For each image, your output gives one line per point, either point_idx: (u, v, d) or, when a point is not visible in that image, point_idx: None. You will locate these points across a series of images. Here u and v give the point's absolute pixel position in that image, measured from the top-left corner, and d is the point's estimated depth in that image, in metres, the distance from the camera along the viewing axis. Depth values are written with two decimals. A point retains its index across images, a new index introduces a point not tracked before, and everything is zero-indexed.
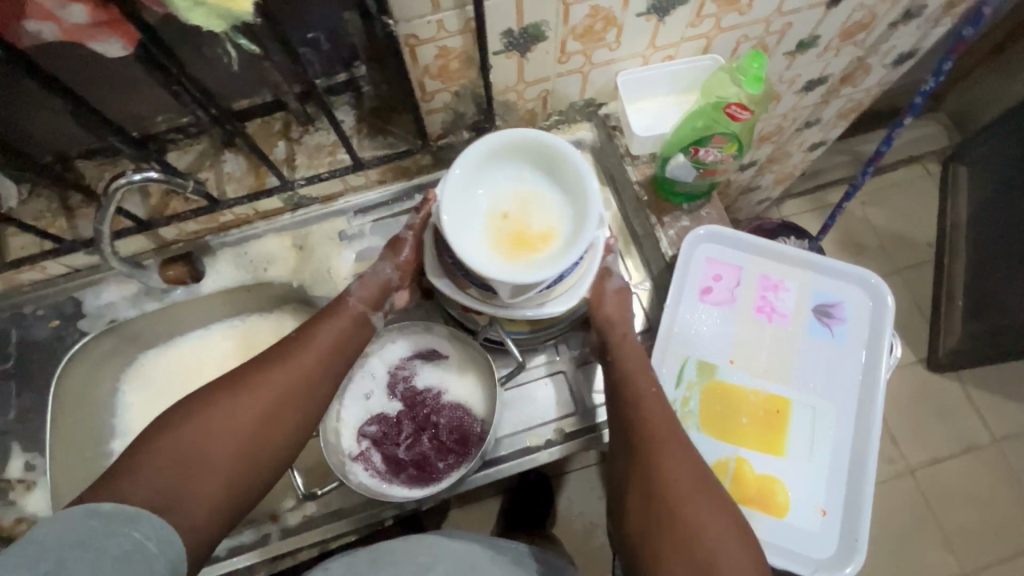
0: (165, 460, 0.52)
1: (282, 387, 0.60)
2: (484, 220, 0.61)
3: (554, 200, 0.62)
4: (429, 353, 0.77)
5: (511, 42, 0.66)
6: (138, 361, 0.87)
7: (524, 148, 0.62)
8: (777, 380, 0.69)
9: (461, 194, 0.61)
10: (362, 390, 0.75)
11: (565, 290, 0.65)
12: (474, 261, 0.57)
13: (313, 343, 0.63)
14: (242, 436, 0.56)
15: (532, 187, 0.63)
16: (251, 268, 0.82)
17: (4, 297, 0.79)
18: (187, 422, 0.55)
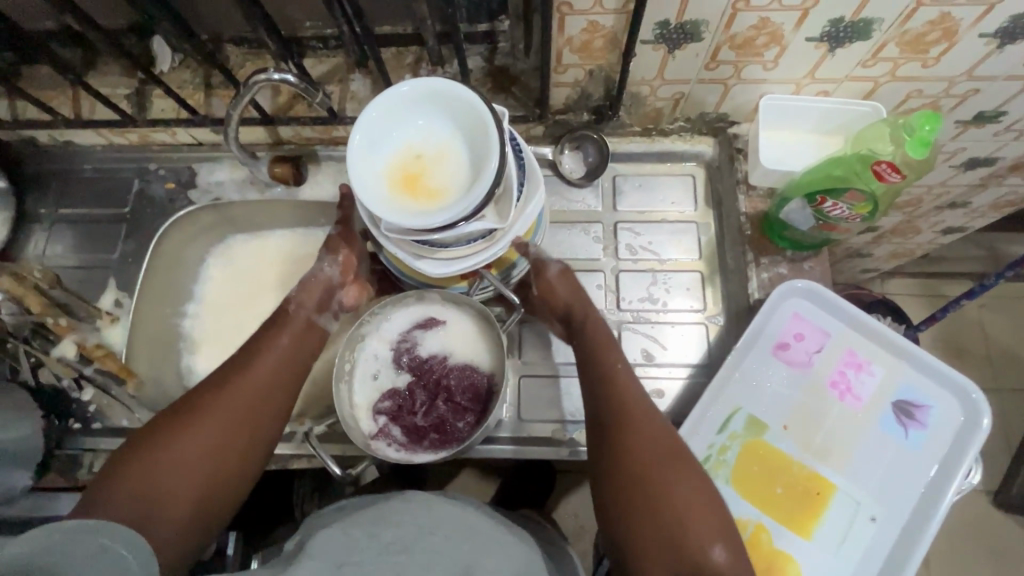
0: (141, 478, 0.55)
1: (243, 400, 0.63)
2: (397, 148, 0.59)
3: (463, 165, 0.58)
4: (426, 320, 0.73)
5: (663, 36, 0.63)
6: (228, 240, 0.94)
7: (461, 102, 0.58)
8: (827, 460, 0.64)
9: (389, 114, 0.59)
10: (367, 372, 0.72)
11: (442, 255, 0.64)
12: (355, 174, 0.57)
13: (261, 358, 0.67)
14: (206, 452, 0.59)
15: (458, 144, 0.59)
16: (346, 187, 0.86)
17: (137, 150, 0.88)
18: (146, 453, 0.57)
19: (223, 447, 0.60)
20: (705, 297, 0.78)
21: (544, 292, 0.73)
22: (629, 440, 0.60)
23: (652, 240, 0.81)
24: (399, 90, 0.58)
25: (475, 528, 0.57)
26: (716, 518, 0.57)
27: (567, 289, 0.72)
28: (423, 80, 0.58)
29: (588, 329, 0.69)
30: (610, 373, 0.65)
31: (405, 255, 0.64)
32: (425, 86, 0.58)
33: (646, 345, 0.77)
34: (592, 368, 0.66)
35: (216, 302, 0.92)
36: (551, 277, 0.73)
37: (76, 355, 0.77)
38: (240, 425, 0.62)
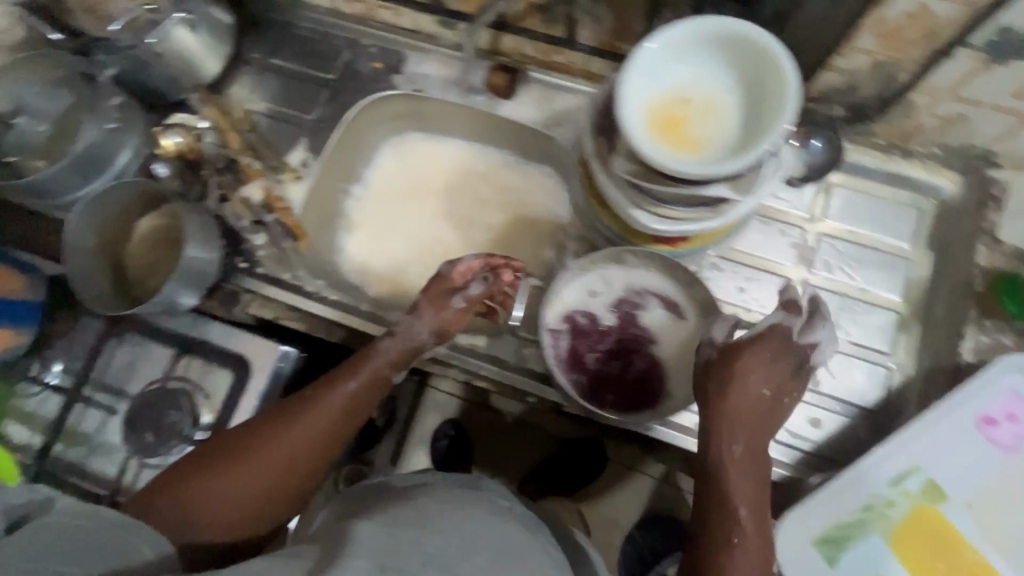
0: (191, 505, 0.58)
1: (307, 435, 0.61)
2: (670, 82, 0.55)
3: (731, 127, 0.53)
4: (671, 305, 0.68)
5: (994, 43, 0.54)
6: (405, 135, 0.94)
7: (765, 61, 0.52)
8: (1005, 555, 0.58)
9: (681, 44, 0.54)
10: (589, 283, 0.70)
11: (657, 212, 0.62)
12: (623, 89, 0.53)
13: (323, 403, 0.63)
14: (245, 490, 0.59)
15: (735, 103, 0.54)
16: (548, 115, 0.83)
17: (356, 21, 0.88)
18: (208, 464, 0.60)
19: (270, 492, 0.60)
20: (895, 342, 0.71)
21: (734, 374, 0.58)
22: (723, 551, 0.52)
23: (852, 264, 0.74)
24: (707, 23, 0.52)
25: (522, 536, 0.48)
26: None
27: (759, 366, 0.59)
28: (739, 24, 0.52)
29: (743, 417, 0.58)
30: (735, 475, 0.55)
31: (620, 198, 0.62)
32: (713, 26, 0.52)
33: (816, 370, 0.71)
34: (723, 484, 0.55)
35: (382, 191, 0.93)
36: (744, 351, 0.60)
37: (260, 201, 0.79)
38: (297, 466, 0.61)
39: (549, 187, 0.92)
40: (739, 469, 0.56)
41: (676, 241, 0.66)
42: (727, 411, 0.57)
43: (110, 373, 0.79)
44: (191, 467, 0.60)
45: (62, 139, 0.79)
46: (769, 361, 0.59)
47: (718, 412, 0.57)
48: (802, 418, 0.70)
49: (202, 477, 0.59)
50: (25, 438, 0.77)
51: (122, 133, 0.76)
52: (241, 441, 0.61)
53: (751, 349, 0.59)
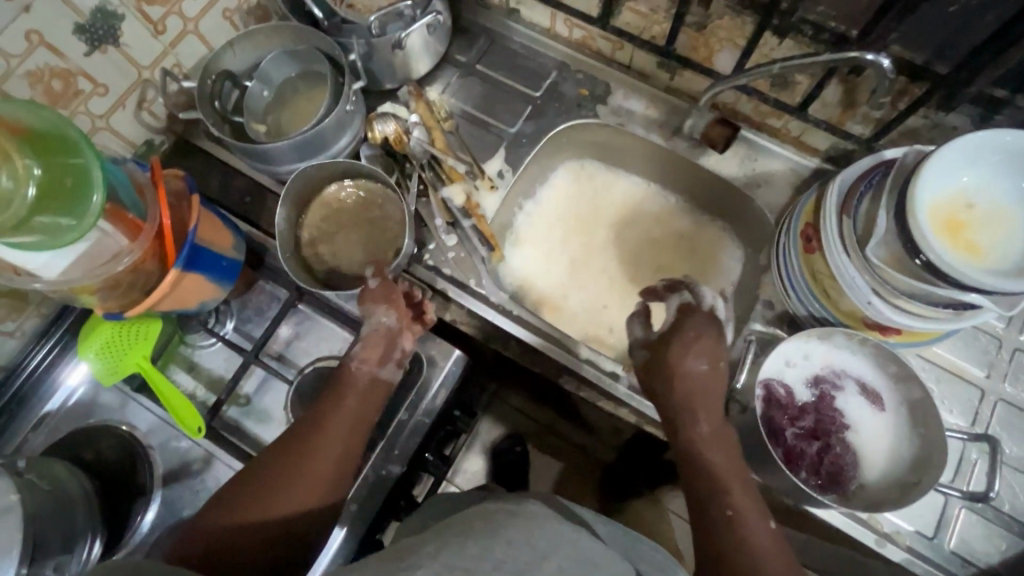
0: (254, 517, 0.60)
1: (342, 432, 0.65)
2: (964, 187, 0.55)
3: (1011, 248, 0.53)
4: (872, 392, 0.68)
5: None
6: (584, 160, 0.94)
7: None
8: None
9: (991, 157, 0.54)
10: (789, 354, 0.68)
11: (892, 302, 0.61)
12: (924, 180, 0.53)
13: (341, 411, 0.66)
14: (284, 514, 0.61)
15: (1020, 228, 0.54)
16: (749, 174, 0.83)
17: (570, 46, 0.89)
18: (248, 490, 0.62)
19: (318, 489, 0.63)
20: None
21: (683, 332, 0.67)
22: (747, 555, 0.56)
23: None
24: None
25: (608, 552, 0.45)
26: None
27: (686, 348, 0.66)
28: None
29: (679, 387, 0.65)
30: (704, 452, 0.63)
31: (859, 280, 0.62)
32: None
33: (1000, 488, 0.69)
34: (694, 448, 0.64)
35: (555, 211, 0.93)
36: (671, 348, 0.67)
37: (461, 205, 0.80)
38: (340, 458, 0.64)
39: (721, 241, 0.90)
40: (707, 447, 0.64)
41: (890, 331, 0.65)
42: (683, 398, 0.65)
43: (279, 341, 0.81)
44: (238, 486, 0.63)
45: (282, 108, 0.81)
46: (689, 337, 0.66)
47: (672, 387, 0.66)
48: (983, 535, 0.68)
49: (252, 489, 0.62)
50: (191, 387, 0.79)
51: (353, 116, 0.78)
52: (286, 452, 0.64)
53: (675, 338, 0.67)
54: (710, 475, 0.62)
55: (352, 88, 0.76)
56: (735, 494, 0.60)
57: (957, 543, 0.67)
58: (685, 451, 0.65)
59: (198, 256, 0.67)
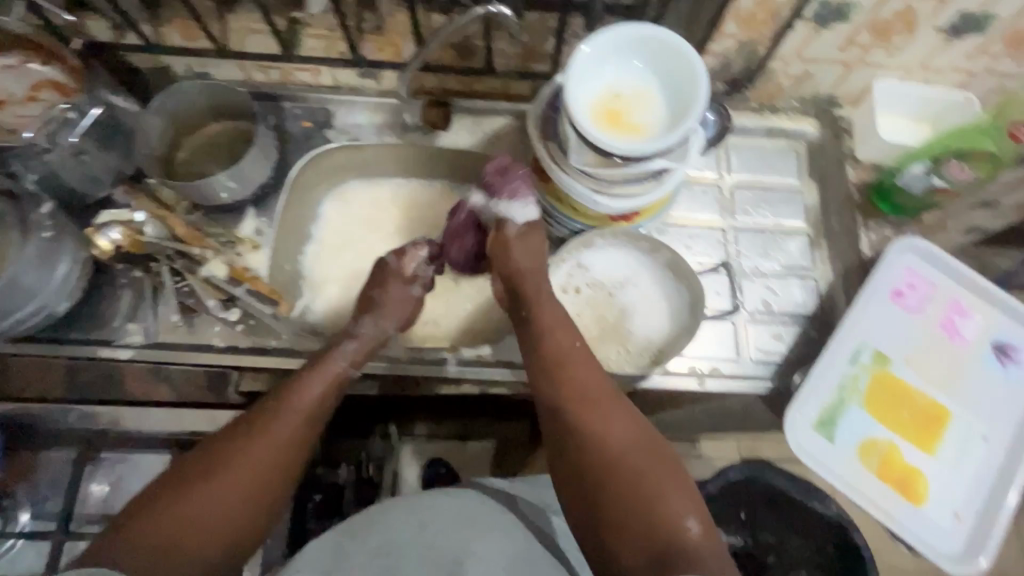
0: (164, 525, 0.52)
1: (299, 419, 0.62)
2: (608, 81, 0.65)
3: (660, 118, 0.64)
4: (630, 273, 0.80)
5: (819, 13, 0.72)
6: (345, 185, 0.96)
7: (682, 70, 0.64)
8: (943, 389, 0.72)
9: (620, 51, 0.65)
10: (559, 278, 0.79)
11: (613, 195, 0.72)
12: (573, 88, 0.63)
13: (299, 394, 0.64)
14: (282, 453, 0.60)
15: (661, 98, 0.65)
16: (482, 137, 0.90)
17: (274, 87, 0.90)
18: (223, 467, 0.56)
19: (286, 457, 0.60)
20: (813, 257, 0.87)
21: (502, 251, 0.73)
22: (604, 444, 0.58)
23: (761, 205, 0.90)
24: (643, 31, 0.63)
25: (469, 515, 0.65)
26: (679, 483, 0.56)
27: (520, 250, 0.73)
28: (667, 36, 0.63)
29: (543, 307, 0.69)
30: (541, 317, 0.69)
31: (582, 189, 0.71)
32: (634, 32, 0.63)
33: (765, 296, 0.84)
34: (538, 329, 0.68)
35: (336, 243, 0.93)
36: (512, 247, 0.73)
37: (227, 277, 0.76)
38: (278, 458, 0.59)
39: None
40: (548, 323, 0.68)
41: (631, 217, 0.76)
42: (545, 324, 0.68)
43: (90, 504, 0.79)
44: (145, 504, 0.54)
45: None
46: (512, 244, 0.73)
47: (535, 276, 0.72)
48: (767, 337, 0.82)
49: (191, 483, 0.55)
50: None
51: (60, 241, 0.71)
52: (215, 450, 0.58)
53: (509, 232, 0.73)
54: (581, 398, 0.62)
55: (41, 213, 0.69)
56: (600, 401, 0.61)
57: (755, 353, 0.81)
58: (531, 319, 0.69)
59: None
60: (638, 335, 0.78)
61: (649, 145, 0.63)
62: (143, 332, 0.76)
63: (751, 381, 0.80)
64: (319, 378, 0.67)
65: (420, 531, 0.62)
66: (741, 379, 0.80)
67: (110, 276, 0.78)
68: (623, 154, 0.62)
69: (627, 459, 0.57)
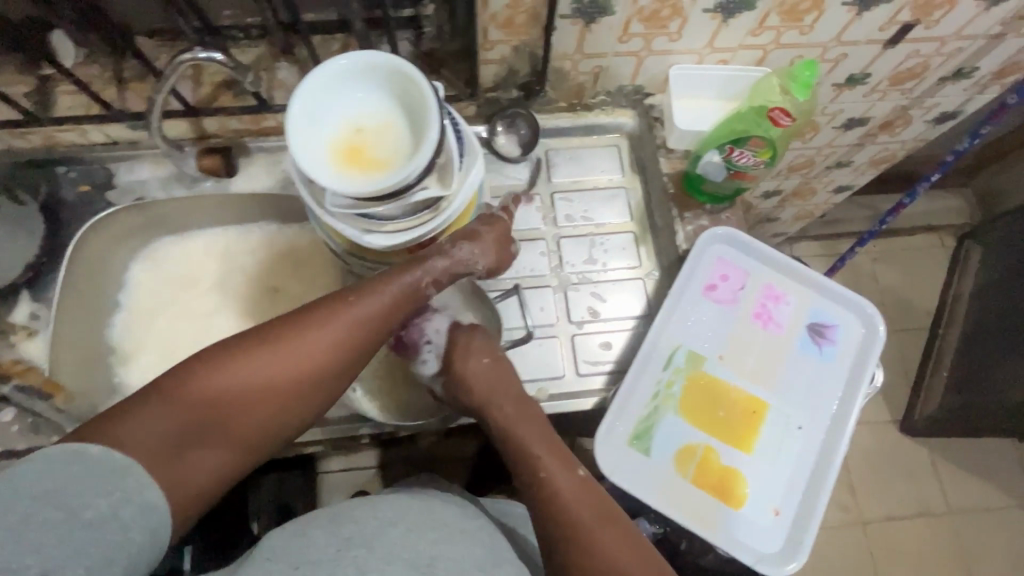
0: (140, 426, 0.52)
1: (308, 357, 0.58)
2: (346, 114, 0.61)
3: (403, 148, 0.60)
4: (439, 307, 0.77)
5: (579, 9, 0.68)
6: (153, 245, 0.89)
7: (418, 95, 0.59)
8: (758, 382, 0.71)
9: (354, 82, 0.60)
10: None
11: (389, 232, 0.67)
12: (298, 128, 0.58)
13: (302, 337, 0.58)
14: (272, 392, 0.57)
15: (405, 126, 0.61)
16: (281, 177, 0.84)
17: (40, 152, 0.81)
18: (208, 372, 0.55)
19: (268, 396, 0.57)
20: (640, 256, 0.84)
21: (464, 374, 0.70)
22: (563, 504, 0.60)
23: (584, 208, 0.86)
24: (369, 60, 0.59)
25: (444, 513, 0.62)
26: (649, 561, 0.58)
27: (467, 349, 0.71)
28: (395, 62, 0.59)
29: (509, 410, 0.68)
30: (517, 428, 0.67)
31: (352, 230, 0.66)
32: (360, 61, 0.59)
33: (591, 304, 0.81)
34: (516, 441, 0.66)
35: (148, 309, 0.87)
36: (457, 359, 0.71)
37: None
38: (286, 397, 0.58)
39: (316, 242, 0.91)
40: (517, 424, 0.67)
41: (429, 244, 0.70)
42: (516, 433, 0.66)
43: None
44: (217, 354, 0.57)
45: None
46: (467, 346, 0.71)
47: (467, 389, 0.70)
48: (594, 348, 0.79)
49: (205, 368, 0.55)
50: None
51: None
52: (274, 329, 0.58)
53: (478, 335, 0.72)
54: (525, 455, 0.65)
55: None
56: (545, 458, 0.63)
57: (583, 368, 0.78)
58: (504, 432, 0.67)
59: None
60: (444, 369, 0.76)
61: (389, 179, 0.58)
62: None
63: (578, 398, 0.77)
64: (338, 315, 0.60)
65: (399, 525, 0.58)
66: (568, 396, 0.77)
67: None
68: (359, 192, 0.57)
69: (619, 563, 0.57)
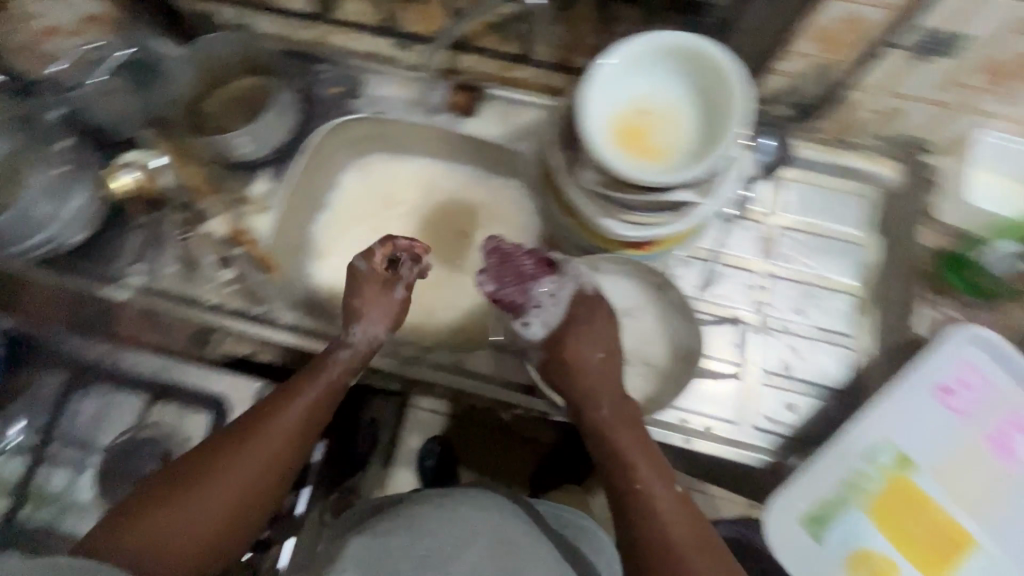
0: (140, 539, 0.48)
1: (283, 433, 0.55)
2: (639, 90, 0.57)
3: (688, 144, 0.56)
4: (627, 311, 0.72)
5: (919, 42, 0.59)
6: (369, 156, 0.93)
7: (724, 94, 0.55)
8: (970, 511, 0.61)
9: (660, 60, 0.56)
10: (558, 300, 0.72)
11: (627, 220, 0.63)
12: (592, 93, 0.55)
13: (292, 400, 0.58)
14: (255, 479, 0.53)
15: (695, 122, 0.57)
16: (511, 130, 0.84)
17: (309, 47, 0.87)
18: (213, 475, 0.52)
19: (261, 471, 0.54)
20: (857, 325, 0.76)
21: (575, 363, 0.61)
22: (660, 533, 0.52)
23: (808, 254, 0.78)
24: (689, 40, 0.54)
25: (512, 540, 0.59)
26: None
27: (586, 337, 0.62)
28: (716, 50, 0.54)
29: (621, 434, 0.58)
30: (613, 435, 0.58)
31: (591, 208, 0.64)
32: (678, 39, 0.55)
33: (786, 358, 0.74)
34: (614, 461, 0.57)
35: (349, 216, 0.90)
36: (568, 340, 0.62)
37: (226, 237, 0.79)
38: (242, 495, 0.53)
39: (515, 201, 0.91)
40: (614, 431, 0.58)
41: (648, 245, 0.67)
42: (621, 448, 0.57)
43: (77, 426, 0.75)
44: (161, 484, 0.52)
45: None
46: (586, 329, 0.62)
47: (572, 379, 0.61)
48: (778, 404, 0.73)
49: (216, 457, 0.53)
50: None
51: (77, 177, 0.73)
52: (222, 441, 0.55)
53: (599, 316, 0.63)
54: (620, 459, 0.56)
55: (55, 147, 0.75)
56: (641, 467, 0.55)
57: (760, 420, 0.72)
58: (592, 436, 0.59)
59: None
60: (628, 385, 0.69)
61: (666, 173, 0.55)
62: (145, 277, 0.79)
63: (749, 450, 0.71)
64: (320, 378, 0.60)
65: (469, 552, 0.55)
66: (740, 445, 0.71)
67: (124, 217, 0.80)
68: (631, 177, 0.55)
69: None
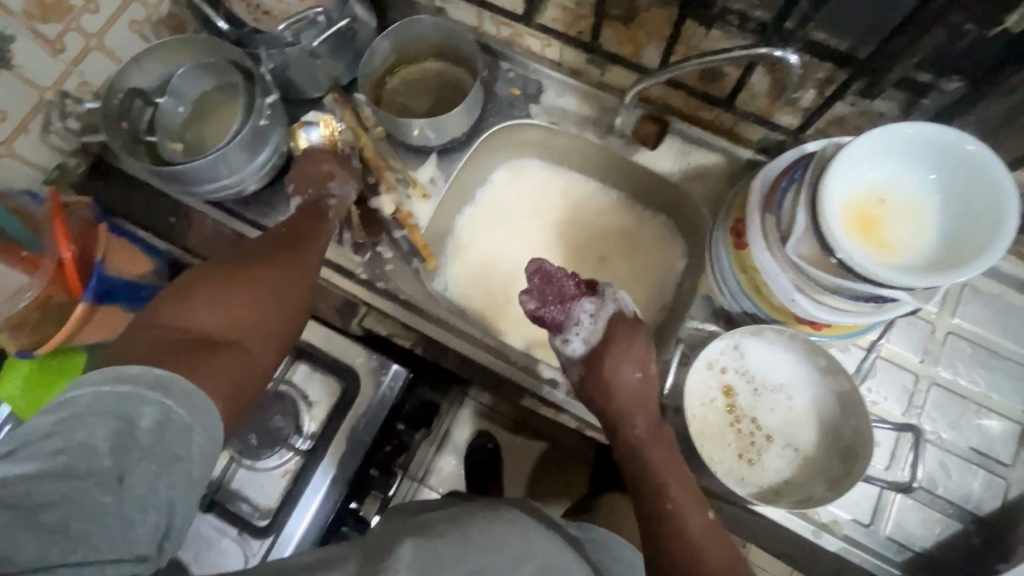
0: (199, 322, 0.55)
1: (296, 261, 0.65)
2: (885, 179, 0.54)
3: (920, 248, 0.53)
4: (775, 385, 0.70)
5: None
6: (526, 160, 0.92)
7: (982, 213, 0.51)
8: None
9: (923, 154, 0.53)
10: (709, 357, 0.70)
11: (815, 299, 0.61)
12: (840, 168, 0.53)
13: (301, 241, 0.67)
14: (277, 308, 0.60)
15: (936, 229, 0.53)
16: (684, 168, 0.82)
17: (498, 43, 0.87)
18: (233, 280, 0.59)
19: (279, 293, 0.61)
20: (1017, 456, 0.70)
21: (609, 380, 0.65)
22: (692, 547, 0.54)
23: (976, 368, 0.73)
24: (971, 147, 0.51)
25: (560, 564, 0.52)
26: None
27: (622, 356, 0.66)
28: (993, 167, 0.50)
29: (648, 450, 0.62)
30: (645, 451, 0.62)
31: (783, 278, 0.61)
32: (955, 141, 0.51)
33: (933, 472, 0.70)
34: (647, 478, 0.60)
35: (496, 216, 0.90)
36: (606, 362, 0.65)
37: (392, 215, 0.80)
38: (264, 325, 0.59)
39: (662, 237, 0.89)
40: (646, 447, 0.63)
41: (818, 325, 0.65)
42: (644, 469, 0.61)
43: None
44: (199, 281, 0.58)
45: (200, 121, 0.78)
46: (623, 347, 0.66)
47: (609, 398, 0.65)
48: (918, 519, 0.69)
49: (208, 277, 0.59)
50: None
51: (271, 129, 0.75)
52: (241, 266, 0.61)
53: (631, 332, 0.66)
54: (652, 478, 0.60)
55: (265, 100, 0.74)
56: (674, 487, 0.59)
57: (894, 531, 0.68)
58: (629, 454, 0.63)
59: (108, 284, 0.68)
60: (766, 463, 0.68)
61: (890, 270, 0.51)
62: None
63: (877, 559, 0.68)
64: (318, 218, 0.71)
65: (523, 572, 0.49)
66: (868, 551, 0.68)
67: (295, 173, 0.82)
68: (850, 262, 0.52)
69: None
